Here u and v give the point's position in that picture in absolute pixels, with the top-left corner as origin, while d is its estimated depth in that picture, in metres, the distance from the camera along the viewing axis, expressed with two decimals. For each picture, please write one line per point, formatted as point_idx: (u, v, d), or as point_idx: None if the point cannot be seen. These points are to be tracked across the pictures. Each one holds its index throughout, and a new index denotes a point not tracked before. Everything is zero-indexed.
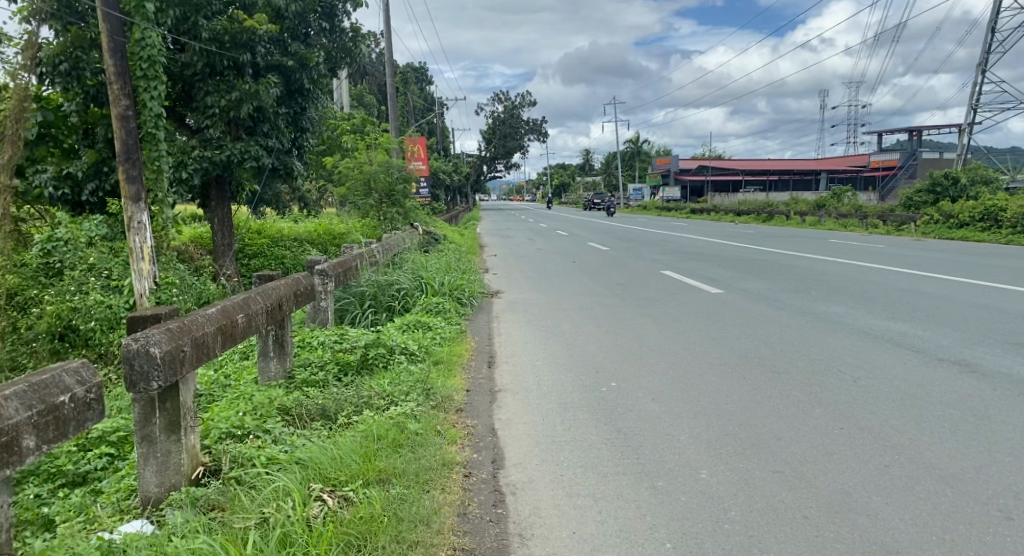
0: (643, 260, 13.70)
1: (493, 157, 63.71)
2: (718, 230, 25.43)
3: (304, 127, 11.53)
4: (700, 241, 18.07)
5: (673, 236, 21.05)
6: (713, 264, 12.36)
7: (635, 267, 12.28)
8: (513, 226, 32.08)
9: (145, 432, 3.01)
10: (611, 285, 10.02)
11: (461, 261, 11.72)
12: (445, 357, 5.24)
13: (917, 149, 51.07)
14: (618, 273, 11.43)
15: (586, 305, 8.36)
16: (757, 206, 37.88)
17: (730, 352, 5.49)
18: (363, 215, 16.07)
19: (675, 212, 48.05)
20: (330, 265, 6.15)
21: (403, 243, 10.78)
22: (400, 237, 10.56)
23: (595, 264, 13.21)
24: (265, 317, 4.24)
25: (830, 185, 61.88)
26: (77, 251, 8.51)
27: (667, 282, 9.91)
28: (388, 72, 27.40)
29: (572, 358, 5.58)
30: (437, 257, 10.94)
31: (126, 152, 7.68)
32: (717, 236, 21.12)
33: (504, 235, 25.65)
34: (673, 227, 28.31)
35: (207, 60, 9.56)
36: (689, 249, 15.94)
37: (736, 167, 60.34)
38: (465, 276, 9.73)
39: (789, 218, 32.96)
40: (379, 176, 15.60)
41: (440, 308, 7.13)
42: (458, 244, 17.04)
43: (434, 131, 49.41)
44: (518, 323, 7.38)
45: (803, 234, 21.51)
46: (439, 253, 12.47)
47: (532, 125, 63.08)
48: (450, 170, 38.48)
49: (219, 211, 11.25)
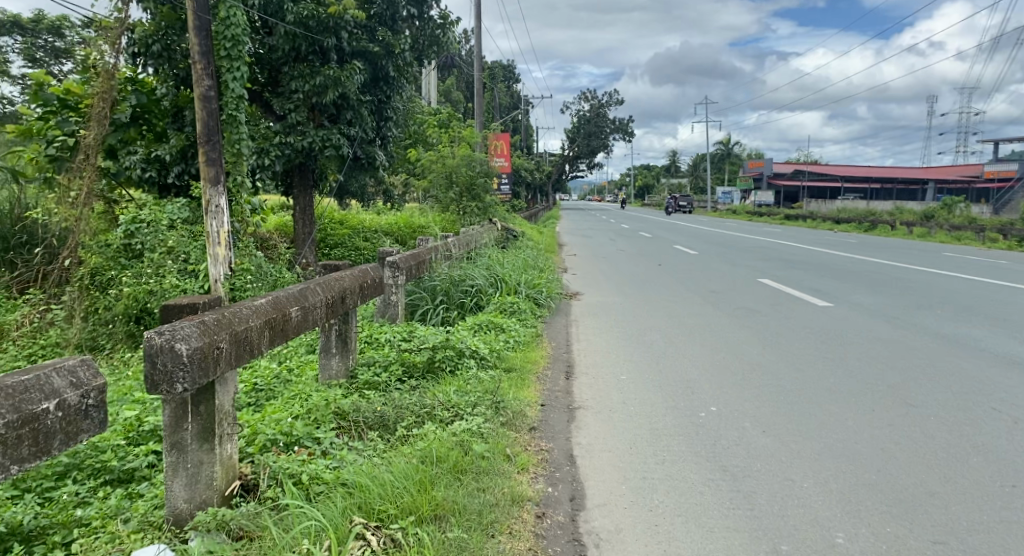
0: (736, 266, 12.75)
1: (576, 157, 62.91)
2: (815, 238, 23.82)
3: (387, 116, 11.31)
4: (796, 249, 16.83)
5: (766, 243, 19.79)
6: (815, 273, 11.32)
7: (727, 273, 11.41)
8: (594, 227, 31.33)
9: (175, 439, 2.63)
10: (702, 292, 9.23)
11: (539, 260, 11.19)
12: (519, 365, 4.70)
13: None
14: (709, 279, 10.60)
15: (676, 313, 7.63)
16: (856, 215, 35.48)
17: (850, 378, 4.70)
18: (443, 209, 15.82)
19: (765, 218, 45.84)
20: (402, 257, 5.74)
21: (481, 237, 10.35)
22: (479, 233, 10.14)
23: (683, 268, 12.40)
24: (325, 312, 3.84)
25: (939, 195, 57.47)
26: (158, 234, 8.53)
27: (765, 291, 9.06)
28: (476, 68, 27.26)
29: (662, 373, 4.93)
30: (515, 254, 10.47)
31: (206, 134, 7.62)
32: (815, 245, 19.69)
33: (585, 235, 24.98)
34: (764, 233, 26.82)
35: (293, 44, 9.45)
36: (785, 256, 14.82)
37: (834, 172, 57.05)
38: (544, 276, 9.19)
39: (893, 228, 30.62)
40: (460, 168, 15.31)
41: (517, 308, 6.61)
42: (538, 242, 16.54)
43: (518, 129, 49.19)
44: (600, 328, 6.77)
45: (912, 246, 19.76)
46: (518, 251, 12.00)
47: (617, 124, 61.90)
48: (532, 167, 38.10)
49: (301, 200, 11.16)
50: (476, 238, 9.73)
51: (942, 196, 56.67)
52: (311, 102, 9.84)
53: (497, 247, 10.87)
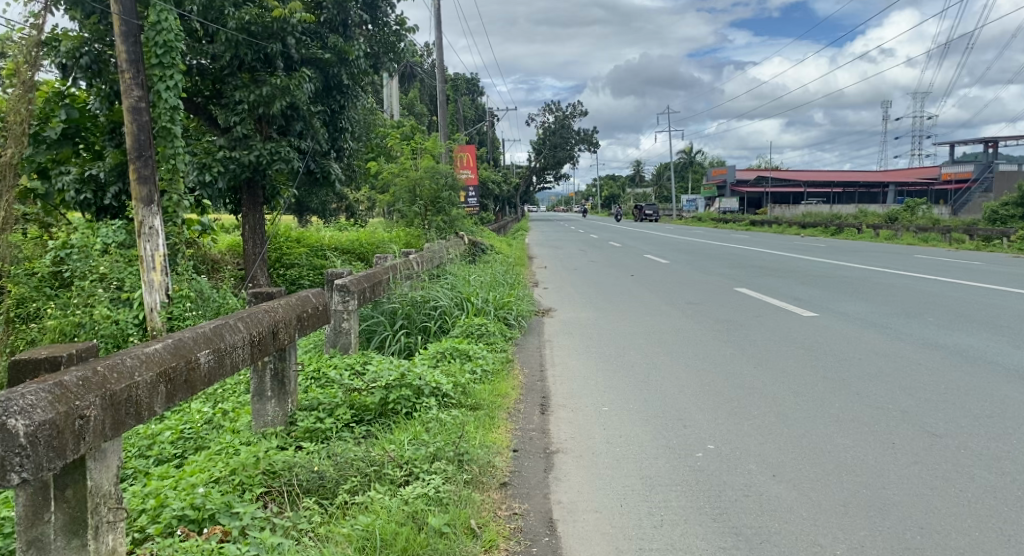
0: (711, 275, 12.37)
1: (543, 168, 62.76)
2: (785, 243, 23.77)
3: (342, 127, 10.69)
4: (769, 255, 16.59)
5: (738, 249, 19.55)
6: (793, 280, 10.97)
7: (704, 283, 10.99)
8: (564, 238, 30.97)
9: (32, 535, 1.90)
10: (680, 304, 8.77)
11: (507, 274, 10.64)
12: (485, 400, 4.11)
13: (994, 160, 47.80)
14: (686, 289, 10.16)
15: (654, 328, 7.14)
16: (822, 219, 35.74)
17: (855, 401, 4.22)
18: (407, 224, 15.19)
19: (733, 224, 46.08)
20: (352, 280, 5.13)
21: (445, 252, 9.75)
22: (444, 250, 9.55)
23: (657, 279, 11.96)
24: (250, 350, 3.18)
25: (898, 198, 58.57)
26: (89, 260, 7.82)
27: (746, 301, 8.62)
28: (439, 79, 26.73)
29: (647, 402, 4.39)
30: (483, 269, 9.90)
31: (136, 149, 6.92)
32: (785, 251, 19.51)
33: (555, 246, 24.58)
34: (734, 239, 26.72)
35: (235, 52, 8.82)
36: (760, 263, 14.51)
37: (797, 178, 57.82)
38: (514, 292, 8.62)
39: (859, 232, 30.84)
40: (424, 181, 14.70)
41: (485, 330, 6.02)
42: (506, 255, 16.01)
43: (484, 141, 48.80)
44: (574, 350, 6.23)
45: (882, 249, 19.71)
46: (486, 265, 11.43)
47: (583, 135, 61.87)
48: (499, 179, 37.67)
49: (250, 218, 10.48)
50: (441, 253, 9.13)
51: (902, 199, 57.77)
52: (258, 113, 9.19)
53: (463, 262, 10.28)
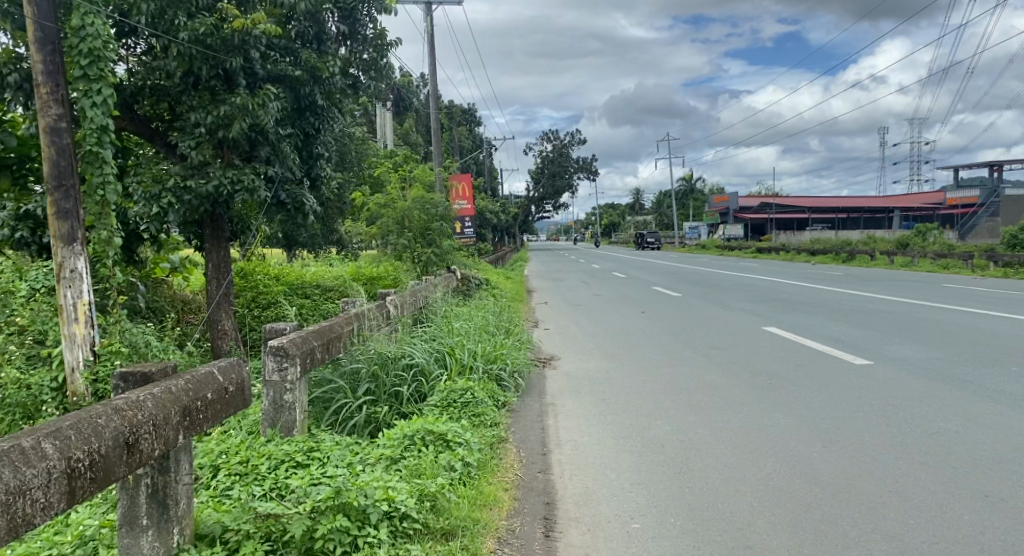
0: (730, 310, 11.19)
1: (543, 197, 62.01)
2: (797, 272, 22.65)
3: (317, 152, 9.61)
4: (787, 286, 15.43)
5: (752, 279, 18.40)
6: (823, 317, 9.79)
7: (726, 320, 9.83)
8: (566, 268, 29.81)
9: None
10: (702, 349, 7.57)
11: (501, 314, 9.44)
12: (461, 523, 2.91)
13: (1001, 184, 46.83)
14: (706, 328, 8.98)
15: (678, 383, 5.93)
16: (832, 245, 34.66)
17: (987, 519, 3.00)
18: (396, 258, 14.04)
19: (738, 251, 45.00)
20: (294, 342, 3.91)
21: (431, 290, 8.58)
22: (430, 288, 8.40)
23: (671, 316, 10.79)
24: (65, 487, 1.99)
25: (904, 223, 57.52)
26: (8, 312, 6.58)
27: (782, 346, 7.43)
28: (433, 106, 25.80)
29: (693, 517, 3.16)
30: (475, 310, 8.76)
31: (55, 177, 5.81)
32: (802, 280, 18.31)
33: (557, 278, 23.43)
34: (744, 268, 25.56)
35: (188, 68, 7.76)
36: (780, 296, 13.33)
37: (800, 204, 56.96)
38: (511, 339, 7.41)
39: (871, 259, 29.66)
40: (414, 212, 13.60)
41: (471, 394, 4.79)
42: (503, 290, 14.84)
43: (482, 170, 48.00)
44: (586, 416, 5.01)
45: (905, 278, 18.51)
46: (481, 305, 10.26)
47: (582, 164, 61.09)
48: (498, 209, 36.71)
49: (214, 255, 9.31)
50: (427, 292, 7.94)
51: (909, 224, 56.80)
52: (217, 137, 8.11)
53: (453, 304, 9.12)
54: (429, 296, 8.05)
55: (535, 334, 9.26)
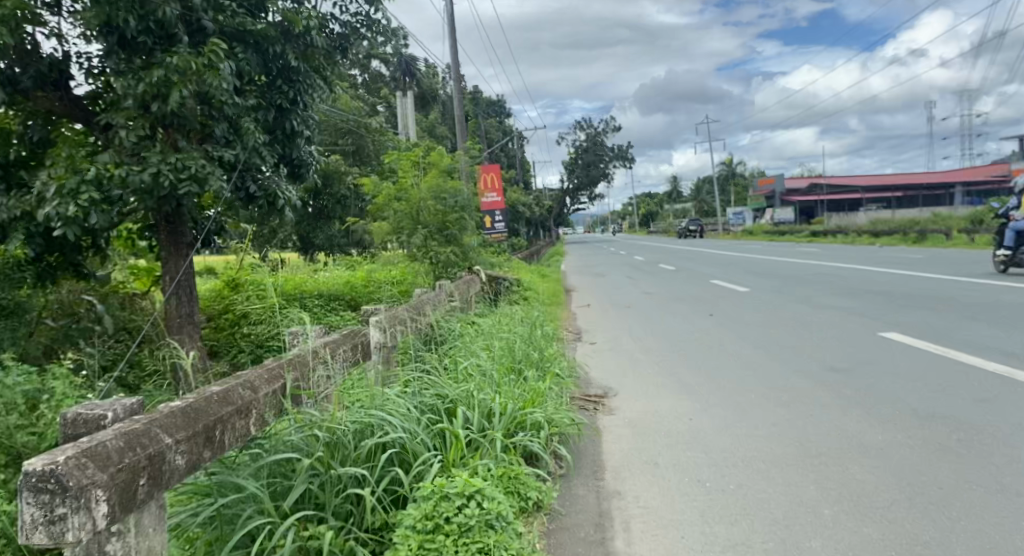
0: (821, 309, 8.98)
1: (578, 188, 59.73)
2: (870, 256, 20.01)
3: (297, 130, 7.68)
4: (874, 275, 13.00)
5: (823, 267, 15.94)
6: (953, 316, 7.53)
7: (822, 324, 7.62)
8: (605, 261, 27.58)
9: None
10: (810, 373, 5.44)
11: (531, 329, 7.41)
12: None
13: None
14: (800, 338, 6.82)
15: (807, 444, 3.81)
16: (897, 225, 31.58)
17: None
18: (411, 259, 12.12)
19: (791, 237, 42.04)
20: (81, 461, 1.82)
21: (439, 305, 6.60)
22: (434, 301, 6.43)
23: (748, 319, 8.64)
24: None
25: (966, 199, 53.37)
26: None
27: (926, 366, 5.27)
28: (456, 91, 23.72)
29: None
30: (500, 328, 6.79)
31: None
32: (883, 266, 15.76)
33: (598, 273, 21.30)
34: (805, 254, 23.01)
35: (108, 20, 5.96)
36: (872, 287, 11.00)
37: (853, 183, 53.43)
38: (544, 368, 5.36)
39: (946, 238, 26.58)
40: (428, 205, 11.63)
41: (477, 497, 2.74)
42: (537, 292, 12.80)
43: (514, 162, 46.05)
44: (674, 523, 2.95)
45: (1006, 259, 15.76)
46: (505, 318, 8.24)
47: (618, 151, 58.32)
48: (531, 201, 34.71)
49: (172, 264, 7.51)
50: (428, 309, 5.94)
51: (975, 199, 52.69)
52: (155, 112, 6.33)
53: (467, 319, 7.15)
54: (432, 312, 6.05)
55: (572, 352, 7.19)
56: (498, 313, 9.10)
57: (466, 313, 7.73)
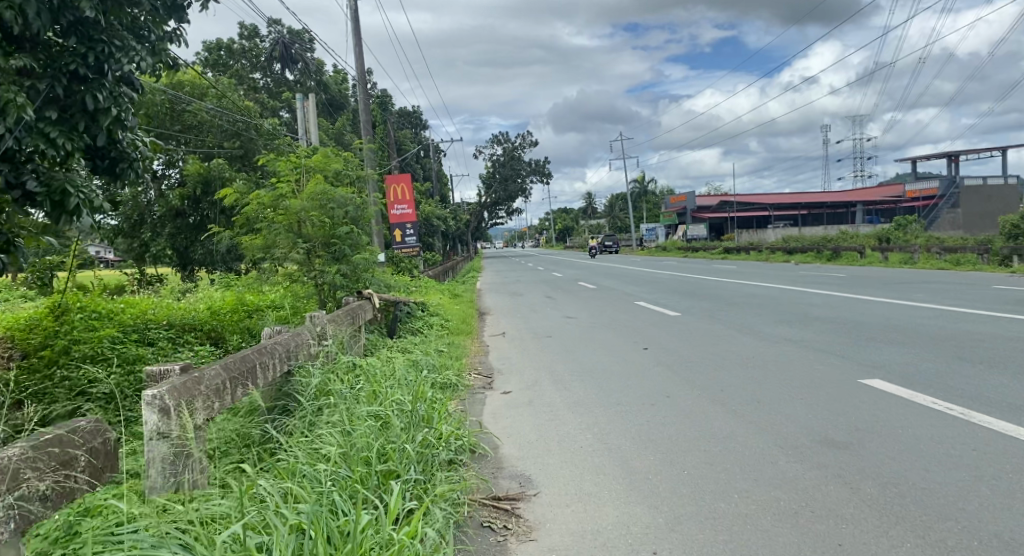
0: (772, 342, 7.68)
1: (495, 203, 58.44)
2: (793, 275, 19.43)
3: (102, 108, 5.51)
4: (813, 298, 11.94)
5: (754, 288, 14.95)
6: (932, 351, 6.29)
7: (786, 369, 6.18)
8: (524, 279, 26.17)
9: None
10: (800, 452, 3.92)
11: (419, 384, 5.62)
12: None
13: (957, 176, 45.31)
14: (767, 393, 5.34)
15: None
16: (809, 242, 31.95)
17: None
18: (291, 280, 10.06)
19: (706, 253, 42.22)
20: None
21: (274, 372, 4.70)
22: (265, 361, 4.53)
23: (692, 358, 7.21)
24: None
25: (866, 218, 55.79)
26: None
27: (955, 438, 3.82)
28: (361, 93, 21.60)
29: None
30: (379, 392, 4.97)
31: None
32: (815, 286, 14.97)
33: (516, 292, 19.77)
34: (727, 273, 22.25)
35: None
36: (817, 313, 9.87)
37: (762, 201, 54.81)
38: (426, 467, 3.59)
39: (861, 256, 26.75)
40: (310, 217, 9.63)
41: None
42: (444, 320, 11.02)
43: (429, 175, 44.21)
44: None
45: (935, 279, 15.27)
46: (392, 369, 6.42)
47: (534, 166, 57.62)
48: (446, 215, 32.95)
49: None
50: (239, 390, 4.05)
51: (873, 218, 55.16)
52: None
53: (330, 375, 5.29)
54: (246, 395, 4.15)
55: (472, 413, 5.45)
56: (389, 358, 7.27)
57: (337, 364, 5.86)
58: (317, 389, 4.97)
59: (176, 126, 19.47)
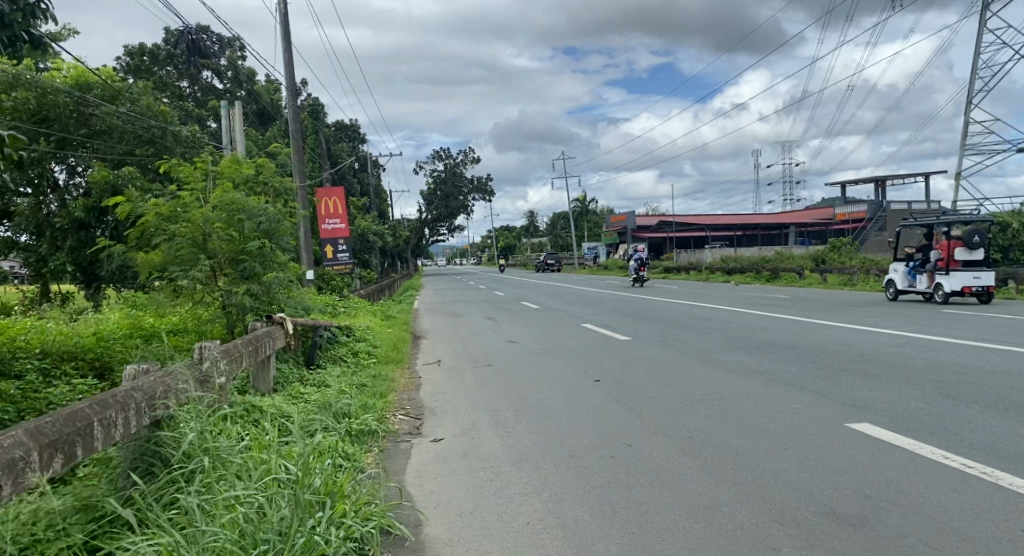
0: (738, 377, 7.00)
1: (436, 219, 57.21)
2: (737, 296, 19.13)
3: None
4: (766, 322, 11.47)
5: (702, 310, 14.45)
6: (913, 390, 5.75)
7: (760, 413, 5.47)
8: (464, 298, 25.11)
9: None
10: (806, 532, 3.13)
11: (325, 440, 4.54)
12: None
13: (883, 201, 47.07)
14: (745, 447, 4.57)
15: None
16: (749, 263, 32.13)
17: None
18: (193, 303, 8.74)
19: (647, 272, 42.17)
20: None
21: (122, 430, 3.49)
22: (107, 415, 3.32)
23: (650, 395, 6.39)
24: None
25: (799, 240, 57.29)
26: None
27: (988, 516, 3.16)
28: (292, 101, 20.30)
29: None
30: (267, 457, 3.87)
31: None
32: (764, 309, 14.60)
33: (455, 312, 18.70)
34: (672, 293, 21.82)
35: None
36: (774, 340, 9.33)
37: (700, 221, 55.49)
38: None
39: (801, 277, 26.88)
40: (216, 230, 8.43)
41: None
42: (373, 348, 9.91)
43: (367, 189, 42.67)
44: None
45: (881, 303, 15.14)
46: (295, 417, 5.31)
47: (476, 183, 56.77)
48: (384, 231, 31.58)
49: None
50: (52, 462, 2.84)
51: (805, 240, 56.76)
52: None
53: (210, 429, 4.12)
54: (66, 467, 2.94)
55: (392, 476, 4.42)
56: (295, 400, 6.15)
57: (223, 412, 4.70)
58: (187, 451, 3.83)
59: (82, 130, 17.16)
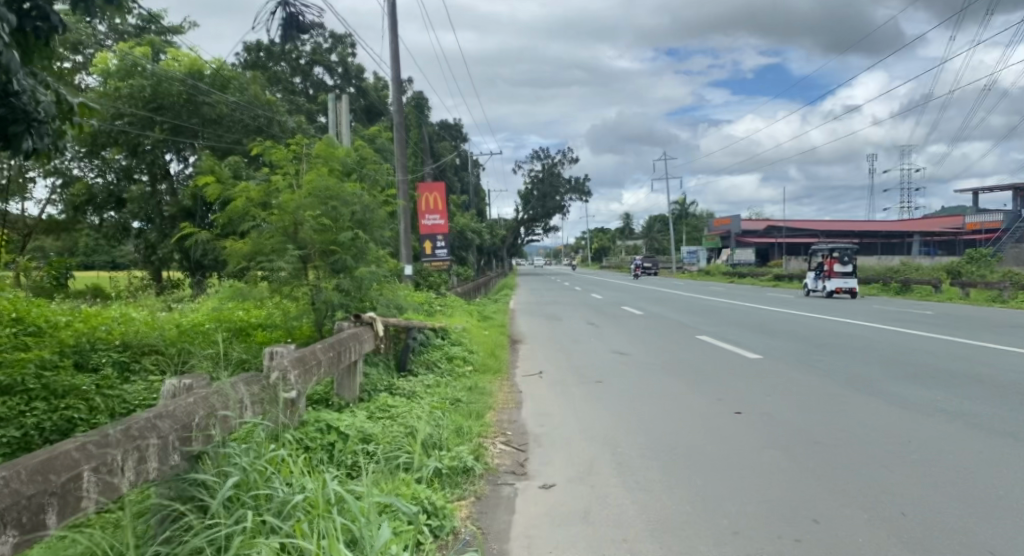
0: (926, 418, 5.47)
1: (532, 218, 56.47)
2: (871, 311, 16.92)
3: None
4: (927, 343, 9.65)
5: (838, 325, 12.62)
6: None
7: (994, 483, 3.96)
8: (561, 300, 23.97)
9: None
10: None
11: (405, 490, 3.51)
12: None
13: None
14: (1002, 546, 3.14)
15: None
16: (874, 273, 29.17)
17: None
18: (279, 297, 8.01)
19: (755, 280, 39.43)
20: None
21: (131, 477, 2.65)
22: (108, 460, 2.48)
23: (819, 440, 4.95)
24: None
25: (925, 250, 52.23)
26: None
27: None
28: (397, 92, 19.81)
29: None
30: (334, 525, 2.81)
31: None
32: (913, 326, 12.56)
33: (552, 315, 17.59)
34: (792, 303, 19.76)
35: None
36: (953, 369, 7.60)
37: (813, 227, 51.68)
38: None
39: (939, 290, 23.89)
40: (307, 219, 7.63)
41: None
42: (468, 352, 8.95)
43: (465, 186, 42.40)
44: None
45: None
46: (377, 446, 4.30)
47: (575, 182, 55.47)
48: (481, 228, 30.96)
49: None
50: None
51: (933, 249, 51.62)
52: None
53: (259, 469, 3.22)
54: (22, 541, 2.14)
55: (490, 543, 3.32)
56: (380, 419, 5.15)
57: (284, 440, 3.77)
58: (226, 502, 2.97)
59: (193, 119, 17.35)
